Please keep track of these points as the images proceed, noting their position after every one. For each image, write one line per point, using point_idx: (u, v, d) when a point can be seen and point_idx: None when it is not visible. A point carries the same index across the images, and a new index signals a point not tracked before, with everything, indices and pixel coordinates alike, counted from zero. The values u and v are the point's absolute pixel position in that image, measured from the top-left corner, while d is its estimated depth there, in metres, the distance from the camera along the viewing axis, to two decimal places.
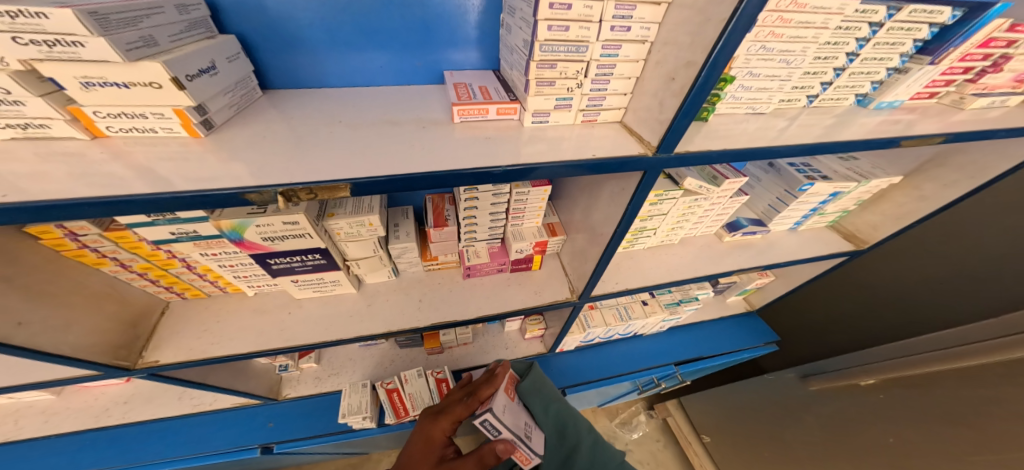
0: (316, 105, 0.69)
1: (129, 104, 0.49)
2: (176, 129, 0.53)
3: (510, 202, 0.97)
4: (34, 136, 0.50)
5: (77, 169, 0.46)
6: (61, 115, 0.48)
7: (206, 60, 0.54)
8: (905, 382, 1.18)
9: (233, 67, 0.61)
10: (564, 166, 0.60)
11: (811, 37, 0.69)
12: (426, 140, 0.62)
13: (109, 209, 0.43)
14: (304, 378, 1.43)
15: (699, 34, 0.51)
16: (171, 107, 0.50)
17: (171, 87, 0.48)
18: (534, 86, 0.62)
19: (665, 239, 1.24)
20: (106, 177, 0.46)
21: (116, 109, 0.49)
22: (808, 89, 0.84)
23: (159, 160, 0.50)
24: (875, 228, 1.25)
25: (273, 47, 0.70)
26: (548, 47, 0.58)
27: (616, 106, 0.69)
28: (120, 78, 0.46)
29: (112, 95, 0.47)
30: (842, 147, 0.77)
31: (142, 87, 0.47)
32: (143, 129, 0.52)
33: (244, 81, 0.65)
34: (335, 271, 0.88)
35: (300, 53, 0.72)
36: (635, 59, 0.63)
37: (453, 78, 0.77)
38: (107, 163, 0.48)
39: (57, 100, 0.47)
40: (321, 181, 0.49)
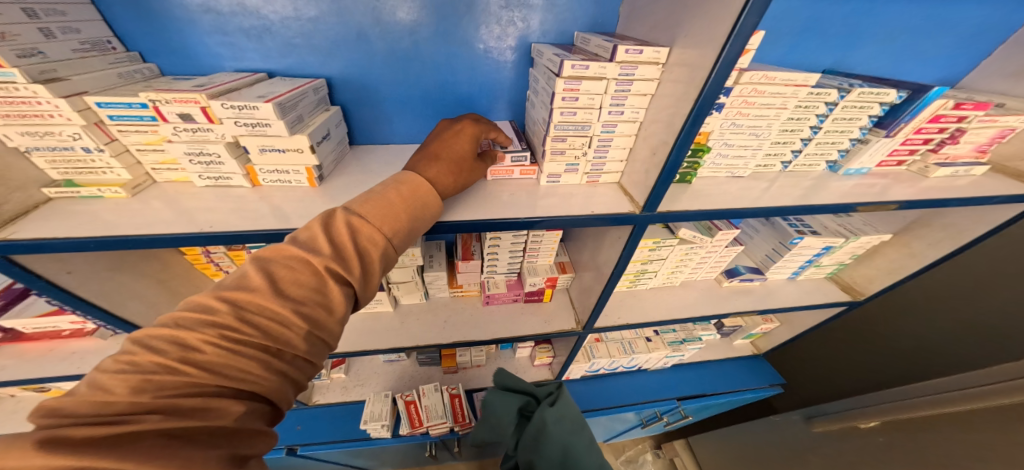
0: (390, 160, 0.91)
1: (282, 163, 0.71)
2: (302, 181, 0.75)
3: (527, 242, 1.15)
4: (221, 185, 0.73)
5: (237, 206, 0.69)
6: (242, 171, 0.71)
7: (325, 130, 0.77)
8: (906, 425, 1.18)
9: (337, 133, 0.85)
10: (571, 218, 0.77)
11: (773, 115, 0.88)
12: (466, 195, 0.82)
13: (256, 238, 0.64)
14: (332, 386, 1.59)
15: (671, 125, 0.69)
16: (305, 165, 0.72)
17: (309, 152, 0.70)
18: (550, 154, 0.82)
19: (666, 281, 1.36)
20: (254, 213, 0.68)
21: (272, 166, 0.71)
22: (782, 155, 1.01)
23: (285, 201, 0.72)
24: (870, 281, 1.34)
25: (363, 114, 0.95)
26: (561, 126, 0.78)
27: (615, 170, 0.87)
28: (282, 146, 0.68)
29: (273, 157, 0.69)
30: (813, 210, 0.92)
31: (294, 152, 0.69)
32: (284, 181, 0.74)
33: (342, 142, 0.88)
34: (378, 290, 1.07)
35: (382, 117, 0.97)
36: (628, 134, 0.81)
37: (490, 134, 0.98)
38: (254, 202, 0.71)
39: (242, 162, 0.70)
40: None
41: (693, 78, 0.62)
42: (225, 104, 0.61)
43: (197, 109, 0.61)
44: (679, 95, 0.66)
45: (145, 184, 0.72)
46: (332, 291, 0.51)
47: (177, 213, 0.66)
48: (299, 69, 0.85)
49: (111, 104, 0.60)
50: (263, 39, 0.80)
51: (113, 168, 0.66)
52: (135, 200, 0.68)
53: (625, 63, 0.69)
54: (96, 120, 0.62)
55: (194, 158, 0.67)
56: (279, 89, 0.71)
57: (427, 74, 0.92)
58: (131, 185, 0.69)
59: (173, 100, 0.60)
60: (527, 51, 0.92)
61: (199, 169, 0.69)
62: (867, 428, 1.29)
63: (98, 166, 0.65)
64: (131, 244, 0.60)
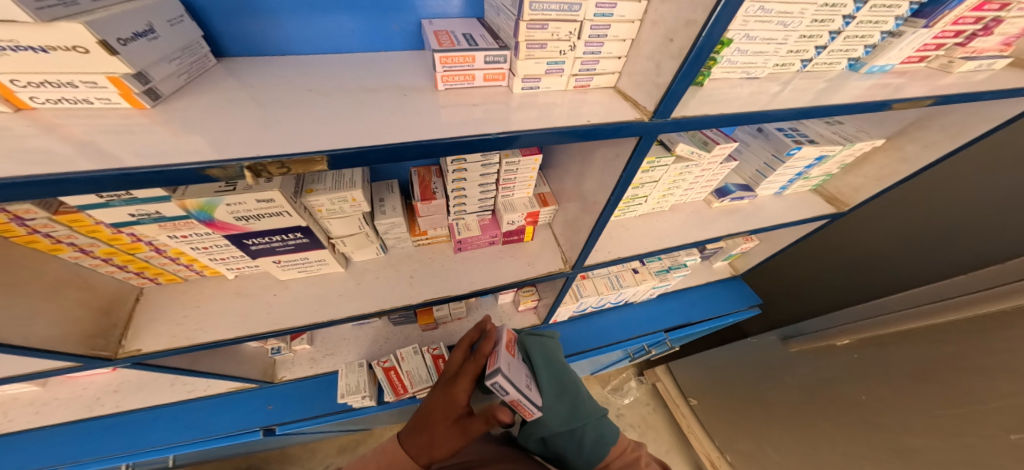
0: (285, 73, 0.63)
1: (51, 72, 0.43)
2: (114, 100, 0.48)
3: (500, 172, 0.94)
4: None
5: (3, 143, 0.41)
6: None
7: (143, 21, 0.47)
8: (880, 341, 1.27)
9: (176, 32, 0.54)
10: (524, 136, 0.56)
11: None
12: (407, 108, 0.58)
13: (44, 188, 0.38)
14: (299, 359, 1.40)
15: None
16: (104, 75, 0.44)
17: (101, 52, 0.42)
18: (524, 49, 0.56)
19: (655, 206, 1.23)
20: (39, 153, 0.41)
21: (37, 77, 0.43)
22: (803, 53, 0.78)
23: (101, 133, 0.45)
24: (857, 190, 1.26)
25: (223, 12, 0.61)
26: (538, 5, 0.51)
27: (609, 70, 0.64)
28: (35, 41, 0.39)
29: (28, 61, 0.41)
30: (835, 110, 0.74)
31: (65, 51, 0.41)
32: (74, 99, 0.47)
33: (194, 46, 0.58)
34: (319, 250, 0.85)
35: (259, 18, 0.64)
36: (631, 19, 0.57)
37: (434, 27, 0.68)
38: (37, 136, 0.43)
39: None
40: (295, 153, 0.45)
41: None
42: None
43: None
44: None
45: None
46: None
47: None
48: None
49: None
50: None
51: None
52: None
53: None
54: None
55: None
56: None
57: None
58: None
59: None
60: None
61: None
62: (842, 345, 1.40)
63: None
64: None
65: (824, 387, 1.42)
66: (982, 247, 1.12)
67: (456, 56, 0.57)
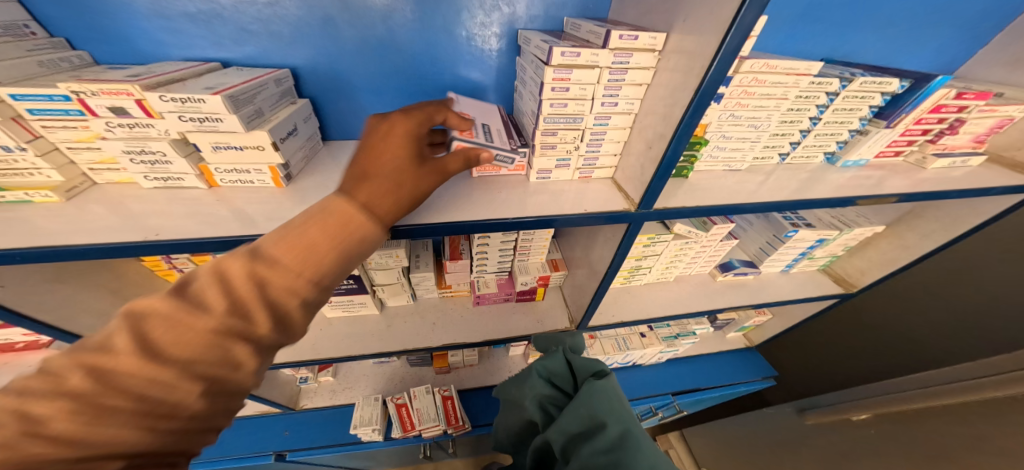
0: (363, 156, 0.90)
1: (240, 163, 0.68)
2: (267, 181, 0.72)
3: (518, 240, 1.10)
4: (170, 186, 0.69)
5: (201, 207, 0.67)
6: (194, 171, 0.67)
7: (292, 124, 0.74)
8: (895, 416, 1.24)
9: (306, 126, 0.82)
10: (562, 220, 0.73)
11: (774, 106, 0.79)
12: (450, 190, 0.77)
13: (223, 245, 0.61)
14: (321, 390, 1.44)
15: (669, 113, 0.63)
16: (268, 165, 0.69)
17: (270, 149, 0.66)
18: (540, 149, 0.75)
19: (660, 277, 1.33)
20: (209, 218, 0.64)
21: (230, 166, 0.68)
22: (779, 147, 0.92)
23: (251, 204, 0.68)
24: (863, 273, 1.28)
25: (328, 98, 0.90)
26: (551, 120, 0.71)
27: (608, 165, 0.82)
28: (238, 143, 0.64)
29: (229, 155, 0.66)
30: (815, 203, 0.87)
31: (253, 149, 0.66)
32: (246, 181, 0.71)
33: (312, 137, 0.86)
34: (362, 294, 1.04)
35: (351, 102, 0.92)
36: (622, 126, 0.75)
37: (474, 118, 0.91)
38: (215, 205, 0.68)
39: (193, 161, 0.66)
40: None
41: (696, 57, 0.55)
42: (164, 97, 0.56)
43: (132, 102, 0.56)
44: (682, 77, 0.59)
45: (82, 186, 0.67)
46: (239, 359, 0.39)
47: (128, 220, 0.62)
48: (262, 56, 0.81)
49: (27, 96, 0.54)
50: (214, 25, 0.75)
51: (41, 168, 0.60)
52: (72, 208, 0.63)
53: (619, 51, 0.62)
54: (14, 115, 0.56)
55: (135, 156, 0.63)
56: (234, 80, 0.67)
57: (404, 64, 0.88)
58: (63, 188, 0.64)
59: (101, 92, 0.55)
60: (514, 37, 0.89)
61: (143, 170, 0.65)
62: (860, 420, 1.34)
63: (22, 168, 0.59)
64: (68, 255, 0.56)
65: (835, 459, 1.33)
66: (992, 336, 1.14)
67: None
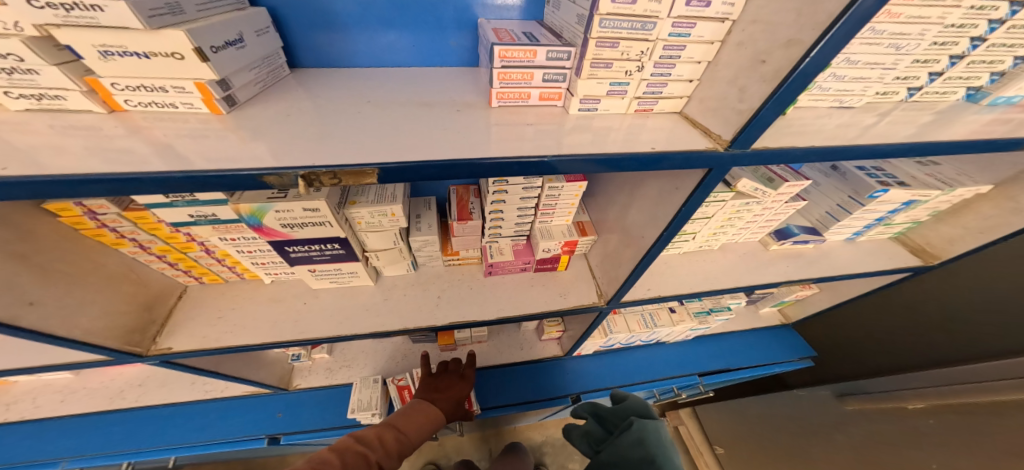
0: (346, 85, 0.64)
1: (148, 76, 0.43)
2: (196, 105, 0.48)
3: (541, 198, 0.89)
4: (49, 107, 0.45)
5: (91, 144, 0.43)
6: (80, 87, 0.43)
7: (236, 32, 0.48)
8: (963, 409, 1.07)
9: (260, 42, 0.56)
10: (601, 161, 0.52)
11: (936, 17, 0.54)
12: (460, 124, 0.56)
13: (117, 187, 0.40)
14: (316, 368, 1.30)
15: (811, 3, 0.38)
16: (193, 80, 0.44)
17: (194, 59, 0.42)
18: (588, 68, 0.51)
19: (703, 245, 1.14)
20: (123, 153, 0.43)
21: (135, 82, 0.44)
22: (911, 81, 0.67)
23: (181, 137, 0.46)
24: (951, 242, 1.09)
25: (304, 26, 0.64)
26: (608, 22, 0.47)
27: (677, 94, 0.57)
28: (140, 47, 0.40)
29: (131, 66, 0.42)
30: (945, 148, 0.64)
31: (164, 58, 0.42)
32: (162, 103, 0.47)
33: (273, 57, 0.60)
34: (353, 263, 0.87)
35: (334, 32, 0.66)
36: (709, 40, 0.50)
37: (491, 25, 0.65)
38: (126, 138, 0.45)
39: (73, 71, 0.42)
40: (348, 165, 0.43)
41: None
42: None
43: None
44: None
45: None
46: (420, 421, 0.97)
47: None
48: None
49: None
50: None
51: None
52: None
53: None
54: None
55: None
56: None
57: None
58: None
59: None
60: None
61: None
62: (916, 409, 1.20)
63: None
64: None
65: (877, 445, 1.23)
66: None
67: (515, 71, 0.54)
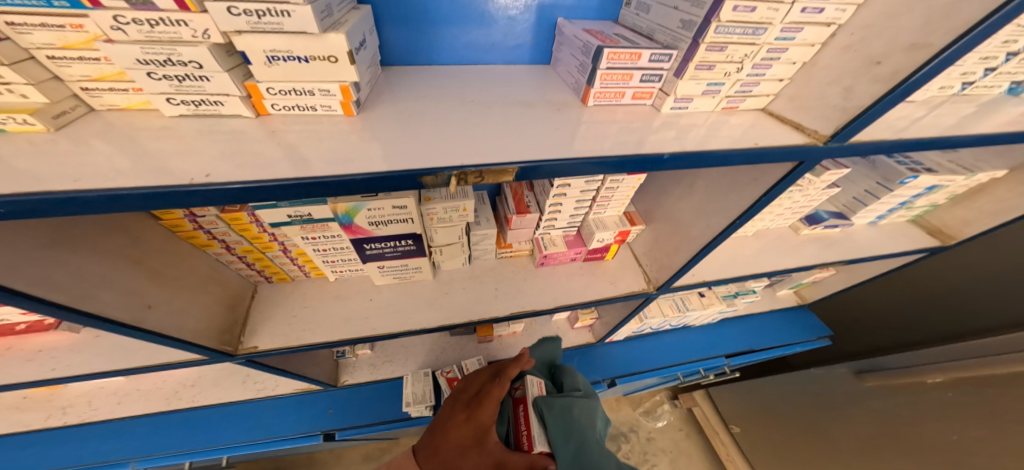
0: (438, 85, 0.66)
1: (302, 80, 0.46)
2: (334, 107, 0.51)
3: (599, 190, 0.92)
4: (204, 113, 0.48)
5: (236, 148, 0.45)
6: (240, 92, 0.46)
7: (361, 34, 0.52)
8: (982, 381, 1.16)
9: (372, 41, 0.58)
10: (702, 157, 0.55)
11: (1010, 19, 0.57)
12: (562, 123, 0.59)
13: (308, 190, 0.43)
14: (360, 364, 1.32)
15: (942, 11, 0.42)
16: (338, 83, 0.48)
17: (345, 61, 0.46)
18: (692, 70, 0.54)
19: (739, 232, 1.19)
20: (245, 156, 0.44)
21: (288, 85, 0.47)
22: (966, 76, 0.72)
23: (303, 138, 0.48)
24: (966, 224, 1.17)
25: (396, 22, 0.66)
26: (724, 29, 0.50)
27: (766, 92, 0.61)
28: (303, 51, 0.43)
29: (289, 69, 0.45)
30: (994, 139, 0.69)
31: (321, 61, 0.45)
32: (305, 106, 0.50)
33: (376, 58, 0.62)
34: (419, 258, 0.89)
35: (421, 29, 0.68)
36: (810, 43, 0.54)
37: (575, 25, 0.68)
38: (264, 142, 0.47)
39: (238, 76, 0.45)
40: (492, 164, 0.46)
41: None
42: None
43: None
44: None
45: (74, 112, 0.47)
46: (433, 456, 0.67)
47: (140, 160, 0.42)
48: None
49: None
50: None
51: (11, 84, 0.40)
52: (63, 142, 0.42)
53: None
54: None
55: (155, 69, 0.42)
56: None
57: None
58: (49, 113, 0.43)
59: None
60: None
61: (167, 88, 0.44)
62: (933, 383, 1.28)
63: None
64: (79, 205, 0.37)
65: (906, 423, 1.31)
66: None
67: (618, 72, 0.56)
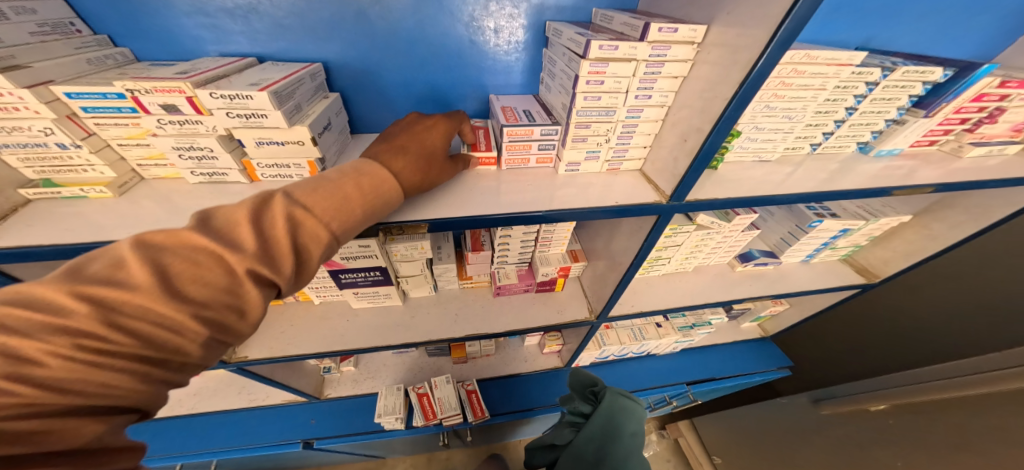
0: None
1: (281, 158, 0.67)
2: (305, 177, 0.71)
3: (539, 233, 1.11)
4: (215, 181, 0.70)
5: None
6: (238, 166, 0.68)
7: (326, 119, 0.73)
8: (916, 408, 1.23)
9: (338, 119, 0.81)
10: (579, 212, 0.73)
11: (811, 97, 0.78)
12: (481, 184, 0.78)
13: None
14: (344, 379, 1.47)
15: (708, 107, 0.61)
16: (307, 159, 0.68)
17: (310, 144, 0.66)
18: (571, 141, 0.75)
19: (679, 267, 1.33)
20: None
21: (271, 161, 0.67)
22: (811, 138, 0.90)
23: None
24: (886, 263, 1.28)
25: (366, 102, 0.90)
26: (584, 112, 0.70)
27: (637, 156, 0.81)
28: (281, 138, 0.64)
29: (272, 150, 0.65)
30: (844, 193, 0.85)
31: (293, 144, 0.65)
32: (282, 175, 0.70)
33: (343, 131, 0.84)
34: (388, 286, 1.06)
35: (385, 106, 0.93)
36: (654, 119, 0.74)
37: (501, 102, 0.90)
38: None
39: (237, 156, 0.66)
40: (408, 221, 0.66)
41: (738, 50, 0.54)
42: (214, 94, 0.56)
43: (184, 100, 0.57)
44: (719, 75, 0.58)
45: (131, 182, 0.69)
46: (247, 292, 0.46)
47: (173, 213, 0.63)
48: (296, 51, 0.79)
49: (84, 94, 0.55)
50: (251, 24, 0.74)
51: (95, 166, 0.63)
52: (123, 201, 0.64)
53: (658, 43, 0.61)
54: (69, 114, 0.57)
55: (183, 152, 0.64)
56: (274, 75, 0.67)
57: (434, 47, 0.85)
58: (116, 184, 0.65)
59: (156, 90, 0.56)
60: (542, 30, 0.87)
61: (190, 165, 0.66)
62: (877, 411, 1.34)
63: (77, 164, 0.61)
64: None
65: (853, 446, 1.34)
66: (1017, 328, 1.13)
67: (519, 143, 0.77)
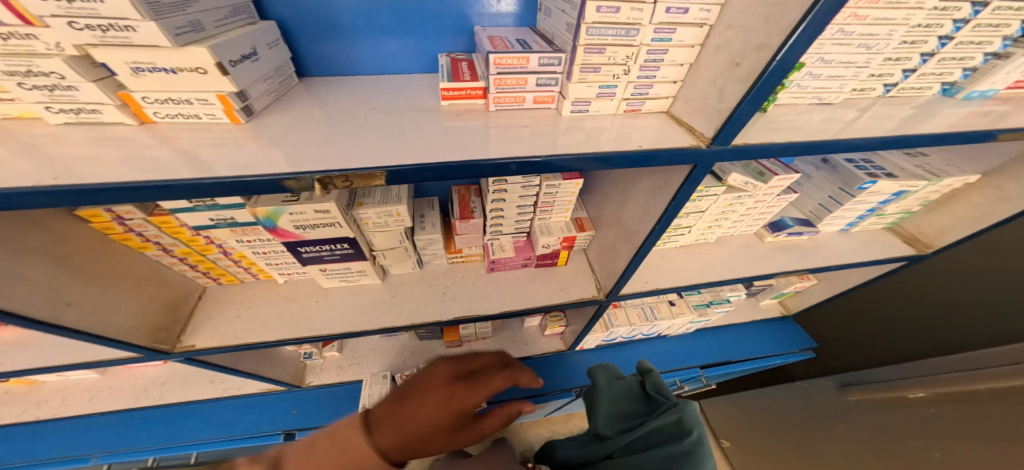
0: (354, 92, 0.70)
1: (175, 91, 0.50)
2: (217, 115, 0.54)
3: (539, 195, 0.93)
4: (87, 121, 0.52)
5: (126, 153, 0.48)
6: (113, 101, 0.50)
7: (249, 47, 0.55)
8: (962, 397, 1.08)
9: (272, 54, 0.62)
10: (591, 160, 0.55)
11: (901, 19, 0.58)
12: (461, 128, 0.60)
13: (159, 192, 0.44)
14: (327, 366, 1.34)
15: (776, 13, 0.42)
16: (216, 93, 0.51)
17: (216, 73, 0.49)
18: (578, 73, 0.56)
19: (700, 238, 1.17)
20: (150, 162, 0.47)
21: (163, 95, 0.50)
22: (886, 77, 0.71)
23: (203, 145, 0.51)
24: (942, 231, 1.11)
25: (310, 37, 0.70)
26: (595, 30, 0.52)
27: (663, 95, 0.62)
28: (168, 63, 0.47)
29: (158, 80, 0.48)
30: (928, 139, 0.66)
31: (189, 72, 0.48)
32: (187, 115, 0.54)
33: (283, 68, 0.65)
34: (361, 261, 0.91)
35: (338, 44, 0.72)
36: (690, 44, 0.55)
37: (487, 32, 0.70)
38: (155, 147, 0.50)
39: (108, 86, 0.48)
40: (356, 168, 0.48)
41: None
42: None
43: None
44: None
45: None
46: None
47: (31, 161, 0.46)
48: None
49: None
50: None
51: None
52: None
53: None
54: None
55: (23, 80, 0.46)
56: None
57: None
58: None
59: None
60: None
61: (41, 98, 0.48)
62: (917, 398, 1.21)
63: None
64: None
65: (885, 434, 1.22)
66: None
67: (510, 77, 0.59)
